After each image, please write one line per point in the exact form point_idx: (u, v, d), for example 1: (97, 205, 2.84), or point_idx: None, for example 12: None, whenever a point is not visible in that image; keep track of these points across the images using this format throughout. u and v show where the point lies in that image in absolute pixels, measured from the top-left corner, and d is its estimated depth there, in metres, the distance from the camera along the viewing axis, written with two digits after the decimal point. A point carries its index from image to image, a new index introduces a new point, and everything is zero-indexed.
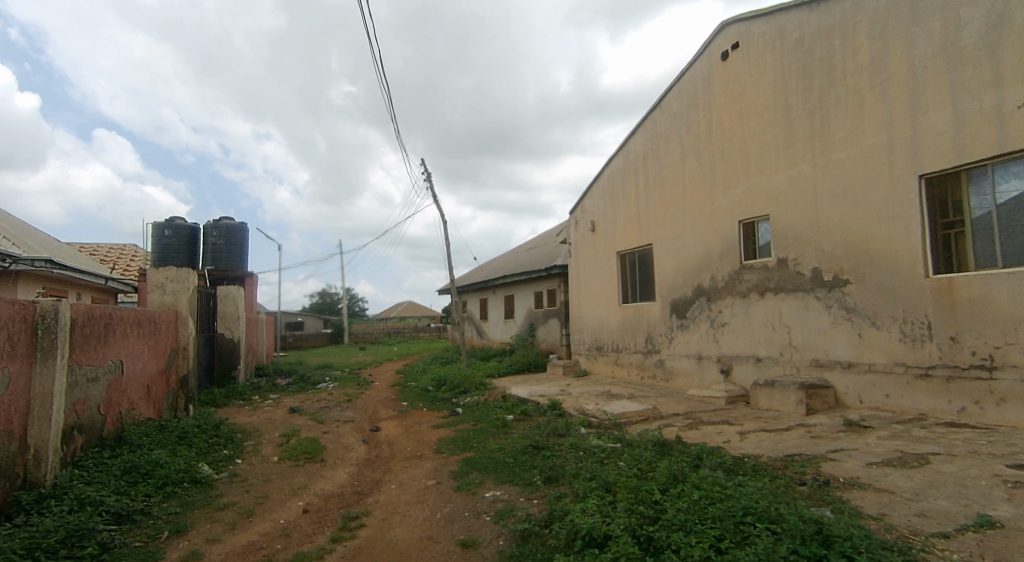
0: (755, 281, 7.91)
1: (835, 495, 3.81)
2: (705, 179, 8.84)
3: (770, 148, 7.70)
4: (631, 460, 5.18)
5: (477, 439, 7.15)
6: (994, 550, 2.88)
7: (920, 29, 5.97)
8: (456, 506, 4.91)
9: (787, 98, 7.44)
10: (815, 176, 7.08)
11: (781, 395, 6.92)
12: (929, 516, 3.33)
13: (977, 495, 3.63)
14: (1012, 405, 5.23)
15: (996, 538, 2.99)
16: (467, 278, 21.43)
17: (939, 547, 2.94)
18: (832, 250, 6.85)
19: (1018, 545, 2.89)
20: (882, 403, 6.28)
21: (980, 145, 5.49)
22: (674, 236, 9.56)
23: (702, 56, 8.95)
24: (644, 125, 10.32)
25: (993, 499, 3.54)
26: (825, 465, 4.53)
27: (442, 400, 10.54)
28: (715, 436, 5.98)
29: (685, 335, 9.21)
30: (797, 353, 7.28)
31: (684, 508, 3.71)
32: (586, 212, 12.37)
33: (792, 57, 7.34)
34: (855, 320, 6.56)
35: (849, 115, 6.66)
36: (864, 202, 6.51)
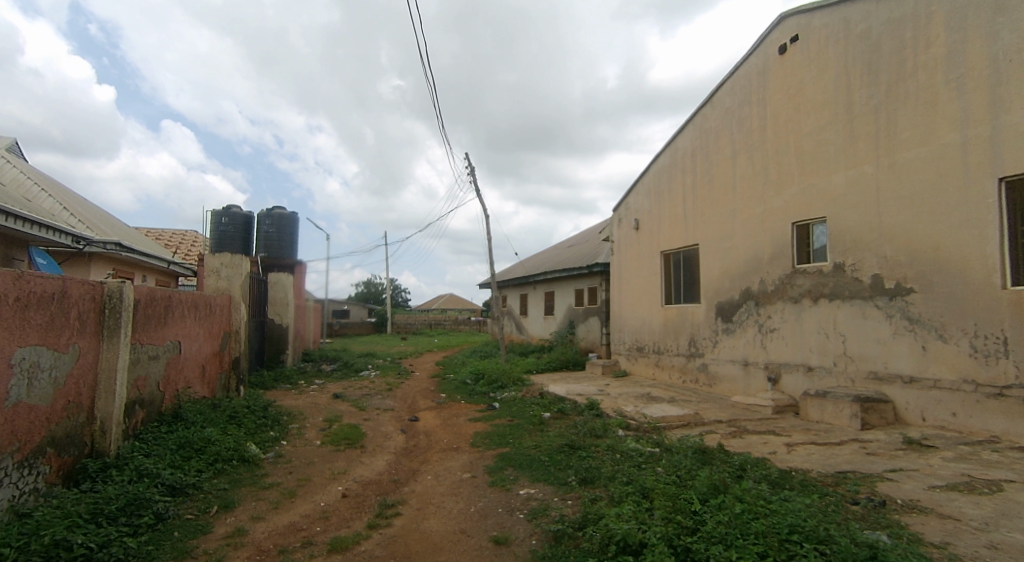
0: (809, 286, 7.54)
1: (892, 518, 3.57)
2: (757, 178, 8.50)
3: (829, 146, 7.31)
4: (670, 466, 5.03)
5: (514, 435, 7.12)
6: None
7: (1004, 20, 5.53)
8: (490, 501, 4.90)
9: (850, 93, 7.04)
10: (878, 177, 6.68)
11: (833, 407, 6.59)
12: (1000, 548, 3.08)
13: None
14: None
15: None
16: (508, 272, 21.43)
17: None
18: (894, 256, 6.45)
19: None
20: (948, 422, 5.89)
21: None
22: (722, 237, 9.24)
23: (758, 50, 8.59)
24: (693, 121, 10.01)
25: None
26: (882, 484, 4.27)
27: (480, 394, 10.58)
28: (761, 447, 5.74)
29: (731, 339, 8.90)
30: (852, 364, 6.91)
31: (725, 520, 3.57)
32: (630, 210, 12.13)
33: (858, 50, 6.94)
34: (919, 332, 6.17)
35: (919, 112, 6.25)
36: (933, 205, 6.10)
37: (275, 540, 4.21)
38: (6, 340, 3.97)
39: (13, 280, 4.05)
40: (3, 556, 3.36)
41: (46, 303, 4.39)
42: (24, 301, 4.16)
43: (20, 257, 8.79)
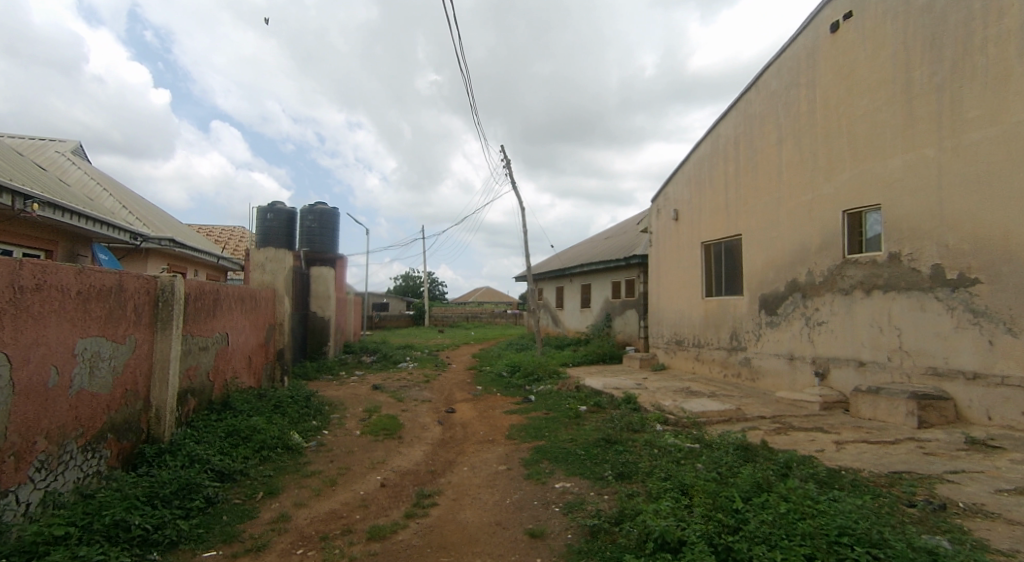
0: (861, 277, 7.18)
1: (953, 523, 3.35)
2: (806, 164, 8.13)
3: (885, 129, 6.92)
4: (710, 462, 4.89)
5: (549, 428, 7.07)
6: None
7: None
8: (526, 493, 4.87)
9: (909, 72, 6.63)
10: (940, 161, 6.27)
11: (886, 404, 6.28)
12: None
13: None
14: None
15: None
16: (545, 265, 21.34)
17: None
18: (958, 245, 6.06)
19: None
20: (1016, 421, 5.51)
21: None
22: (767, 228, 8.90)
23: (807, 29, 8.19)
24: (737, 106, 9.66)
25: None
26: (941, 486, 4.02)
27: (516, 386, 10.58)
28: (808, 444, 5.51)
29: (776, 333, 8.59)
30: (908, 359, 6.56)
31: (769, 520, 3.42)
32: (669, 200, 11.83)
33: (918, 25, 6.53)
34: (985, 325, 5.78)
35: (989, 89, 5.82)
36: (1004, 189, 5.68)
37: (317, 526, 4.29)
38: (69, 331, 4.16)
39: (74, 274, 4.24)
40: (68, 534, 3.52)
41: (105, 296, 4.56)
42: (85, 293, 4.34)
43: (82, 253, 9.25)
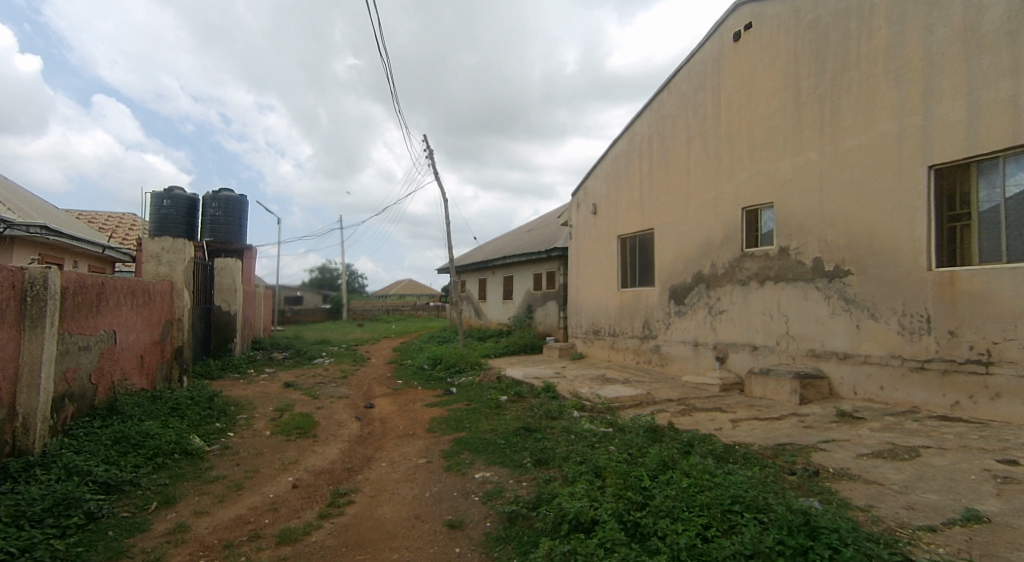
0: (756, 269, 7.82)
1: (825, 486, 3.79)
2: (710, 163, 8.71)
3: (778, 133, 7.56)
4: (622, 445, 5.17)
5: (470, 419, 7.15)
6: (980, 546, 2.85)
7: (938, 14, 5.80)
8: (445, 485, 4.91)
9: (798, 82, 7.28)
10: (822, 163, 6.95)
11: (775, 384, 6.91)
12: (916, 509, 3.32)
13: (967, 490, 3.61)
14: (1006, 400, 5.20)
15: (983, 533, 2.98)
16: (467, 258, 21.36)
17: (925, 541, 2.91)
18: (835, 240, 6.75)
19: (1005, 542, 2.87)
20: (876, 395, 6.26)
21: (992, 137, 5.34)
22: (676, 222, 9.45)
23: (714, 37, 8.75)
24: (651, 106, 10.15)
25: (982, 495, 3.53)
26: (816, 455, 4.51)
27: (437, 379, 10.56)
28: (708, 423, 5.96)
29: (683, 321, 9.16)
30: (793, 343, 7.24)
31: (673, 495, 3.69)
32: (588, 194, 12.24)
33: (806, 40, 7.17)
34: (854, 311, 6.50)
35: (861, 102, 6.51)
36: (871, 192, 6.39)
37: (220, 534, 4.10)
38: None
39: None
40: None
41: None
42: None
43: None
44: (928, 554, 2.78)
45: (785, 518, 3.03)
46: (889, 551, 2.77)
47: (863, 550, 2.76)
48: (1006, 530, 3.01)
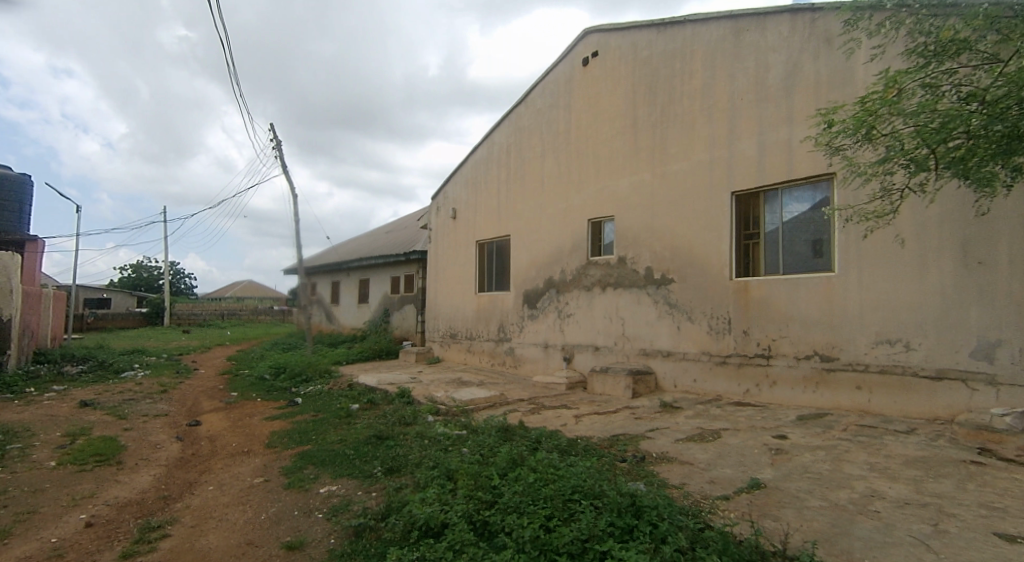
0: (599, 276, 8.55)
1: (648, 469, 4.31)
2: (561, 176, 9.35)
3: (618, 153, 8.36)
4: (474, 446, 5.34)
5: (315, 431, 6.83)
6: (758, 508, 3.48)
7: (739, 64, 6.87)
8: (283, 505, 4.65)
9: (635, 109, 8.13)
10: (653, 183, 7.84)
11: (612, 381, 7.62)
12: (715, 482, 3.93)
13: (752, 462, 4.36)
14: (780, 387, 6.30)
15: (761, 497, 3.63)
16: (318, 259, 20.26)
17: (722, 508, 3.47)
18: (662, 252, 7.65)
19: (776, 503, 3.53)
20: (690, 386, 7.20)
21: (774, 171, 6.46)
22: (530, 230, 9.96)
23: (565, 59, 9.41)
24: (509, 117, 10.60)
25: (762, 465, 4.29)
26: (642, 442, 5.10)
27: (279, 390, 9.87)
28: (554, 420, 6.40)
29: (534, 324, 9.67)
30: (628, 343, 8.05)
31: (520, 490, 3.92)
32: (448, 198, 12.39)
33: (642, 72, 8.04)
34: (676, 314, 7.42)
35: (683, 132, 7.47)
36: (690, 211, 7.35)
37: None
38: None
39: None
40: None
41: None
42: None
43: None
44: (723, 519, 3.32)
45: (616, 503, 3.38)
46: (695, 520, 3.24)
47: (676, 522, 3.21)
48: (777, 493, 3.70)
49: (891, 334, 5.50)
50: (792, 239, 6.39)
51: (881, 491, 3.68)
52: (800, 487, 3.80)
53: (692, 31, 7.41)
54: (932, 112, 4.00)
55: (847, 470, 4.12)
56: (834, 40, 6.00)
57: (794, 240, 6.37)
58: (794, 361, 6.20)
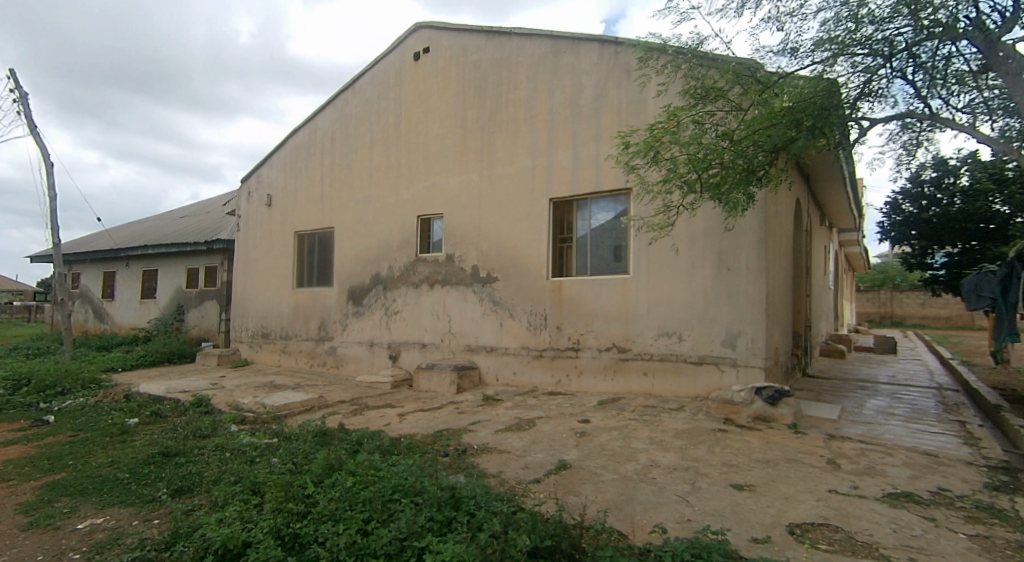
0: (427, 273, 8.59)
1: (468, 461, 4.50)
2: (389, 170, 9.20)
3: (447, 152, 8.50)
4: (285, 455, 5.01)
5: (76, 454, 5.74)
6: (562, 486, 3.86)
7: (557, 81, 7.46)
8: (26, 546, 3.74)
9: (464, 111, 8.34)
10: (479, 185, 8.13)
11: (438, 377, 7.74)
12: (529, 467, 4.26)
13: (560, 446, 4.81)
14: (586, 376, 7.01)
15: (566, 476, 4.04)
16: (85, 245, 16.96)
17: (533, 490, 3.78)
18: (487, 251, 7.98)
19: (578, 480, 3.95)
20: (510, 379, 7.65)
21: (585, 183, 7.15)
22: (355, 223, 9.63)
23: (395, 50, 9.30)
24: (334, 103, 10.11)
25: (569, 448, 4.76)
26: (464, 435, 5.30)
27: (23, 407, 8.03)
28: (376, 420, 6.30)
29: (358, 322, 9.37)
30: (454, 339, 8.24)
31: (336, 497, 3.79)
32: (261, 183, 11.37)
33: (471, 75, 8.29)
34: (500, 311, 7.81)
35: (508, 138, 7.88)
36: (513, 214, 7.78)
37: None
38: None
39: None
40: None
41: None
42: None
43: None
44: (533, 500, 3.62)
45: (436, 498, 3.47)
46: (509, 504, 3.48)
47: (490, 509, 3.41)
48: (579, 471, 4.14)
49: (670, 328, 6.47)
50: (598, 244, 7.13)
51: (658, 461, 4.35)
52: (597, 464, 4.30)
53: (518, 42, 7.85)
54: (698, 145, 4.85)
55: (633, 445, 4.77)
56: (631, 72, 6.83)
57: (599, 245, 7.12)
58: (597, 352, 6.95)
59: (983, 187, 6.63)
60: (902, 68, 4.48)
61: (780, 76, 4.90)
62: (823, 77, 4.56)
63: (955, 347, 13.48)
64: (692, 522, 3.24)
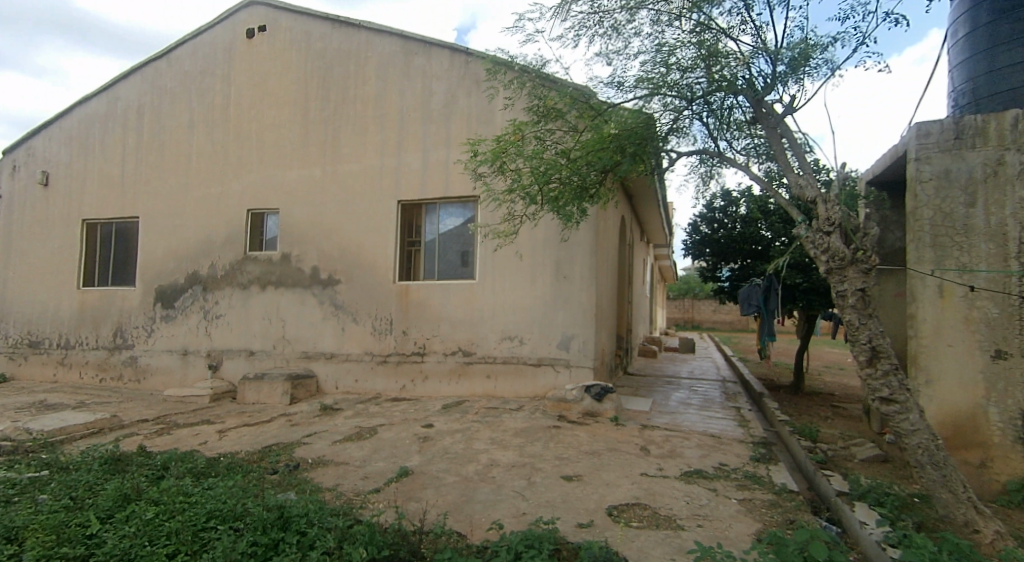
0: (257, 274, 8.02)
1: (300, 477, 4.35)
2: (214, 156, 8.43)
3: (285, 143, 8.06)
4: (61, 488, 4.24)
5: None
6: (402, 493, 3.96)
7: (408, 82, 7.52)
8: None
9: (306, 100, 7.98)
10: (322, 180, 7.84)
11: (268, 388, 7.27)
12: (367, 477, 4.27)
13: (402, 452, 4.89)
14: (431, 381, 7.14)
15: (406, 483, 4.13)
16: None
17: (371, 501, 3.80)
18: (329, 252, 7.71)
19: (418, 486, 4.08)
20: (351, 387, 7.48)
21: (434, 188, 7.30)
22: (169, 213, 8.63)
23: (224, 24, 8.58)
24: (143, 72, 8.99)
25: (411, 453, 4.86)
26: (297, 449, 5.09)
27: None
28: (190, 439, 5.73)
29: (169, 328, 8.40)
30: (288, 346, 7.80)
31: (132, 532, 3.33)
32: (36, 156, 9.62)
33: (314, 63, 7.97)
34: (341, 316, 7.59)
35: (354, 135, 7.73)
36: (358, 213, 7.63)
37: None
38: None
39: None
40: None
41: None
42: None
43: None
44: (370, 511, 3.65)
45: (260, 520, 3.29)
46: (344, 518, 3.46)
47: (323, 525, 3.35)
48: (420, 476, 4.26)
49: (512, 332, 6.88)
50: (446, 248, 7.32)
51: (497, 459, 4.64)
52: (439, 467, 4.46)
53: (366, 37, 7.74)
54: (540, 159, 5.32)
55: (475, 446, 5.02)
56: (480, 84, 7.14)
57: (447, 250, 7.32)
58: (443, 356, 7.12)
59: (756, 216, 8.11)
60: (700, 111, 5.30)
61: (609, 104, 5.50)
62: (641, 111, 5.25)
63: (738, 346, 16.17)
64: (526, 514, 3.55)
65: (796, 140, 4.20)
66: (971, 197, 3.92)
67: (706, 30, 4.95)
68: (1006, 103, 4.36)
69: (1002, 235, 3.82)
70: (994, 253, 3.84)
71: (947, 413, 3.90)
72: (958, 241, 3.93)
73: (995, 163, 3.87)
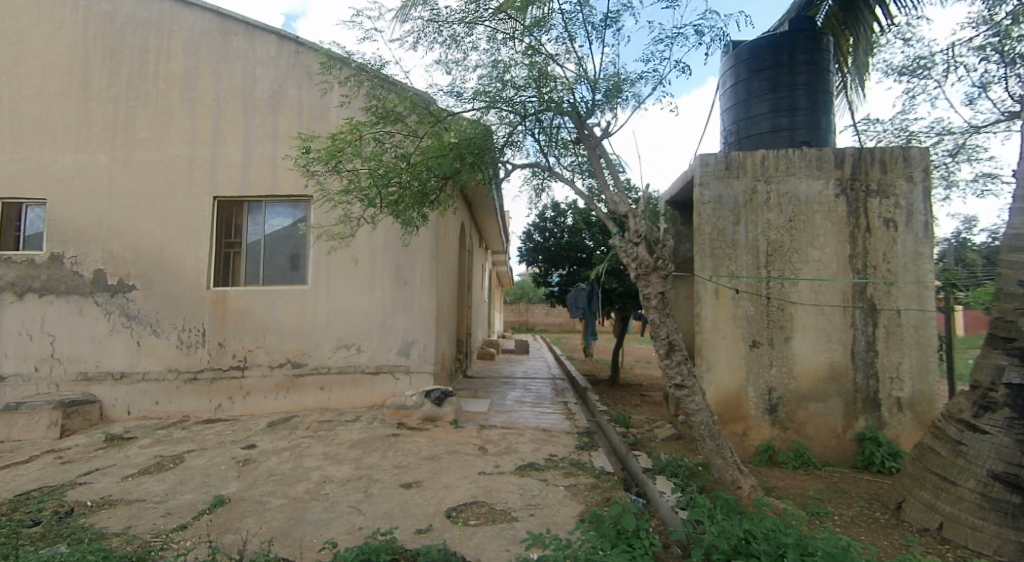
0: (11, 278, 6.71)
1: (78, 524, 3.72)
2: None
3: (56, 119, 6.88)
4: None
5: None
6: (217, 525, 3.62)
7: (225, 65, 6.89)
8: None
9: (88, 71, 6.90)
10: (110, 167, 6.82)
11: (24, 420, 6.08)
12: (169, 514, 3.81)
13: (216, 480, 4.46)
14: (252, 397, 6.60)
15: (220, 513, 3.78)
16: None
17: (176, 540, 3.40)
18: (120, 252, 6.74)
19: (235, 515, 3.76)
20: (150, 410, 6.60)
21: (258, 184, 6.79)
22: None
23: None
24: None
25: (227, 480, 4.46)
26: (71, 492, 4.36)
27: None
28: None
29: None
30: (59, 367, 6.65)
31: None
32: None
33: (101, 29, 6.93)
34: (134, 328, 6.67)
35: (155, 118, 6.86)
36: (161, 208, 6.78)
37: None
38: None
39: None
40: None
41: None
42: None
43: None
44: (174, 552, 3.27)
45: None
46: None
47: None
48: (238, 504, 3.94)
49: (348, 339, 6.67)
50: (273, 252, 6.82)
51: (330, 476, 4.48)
52: (262, 491, 4.17)
53: (169, 8, 6.93)
54: (378, 161, 5.27)
55: (305, 464, 4.78)
56: (312, 77, 6.82)
57: (275, 253, 6.83)
58: (268, 370, 6.63)
59: (580, 227, 8.88)
60: (531, 127, 5.68)
61: (448, 111, 5.61)
62: (480, 121, 5.45)
63: (565, 346, 17.52)
64: (363, 529, 3.51)
65: (611, 161, 4.73)
66: (735, 217, 4.82)
67: (536, 53, 5.32)
68: (757, 144, 5.47)
69: (756, 249, 4.78)
70: (751, 263, 4.77)
71: (721, 394, 4.73)
72: (727, 252, 4.81)
73: (750, 190, 4.81)
